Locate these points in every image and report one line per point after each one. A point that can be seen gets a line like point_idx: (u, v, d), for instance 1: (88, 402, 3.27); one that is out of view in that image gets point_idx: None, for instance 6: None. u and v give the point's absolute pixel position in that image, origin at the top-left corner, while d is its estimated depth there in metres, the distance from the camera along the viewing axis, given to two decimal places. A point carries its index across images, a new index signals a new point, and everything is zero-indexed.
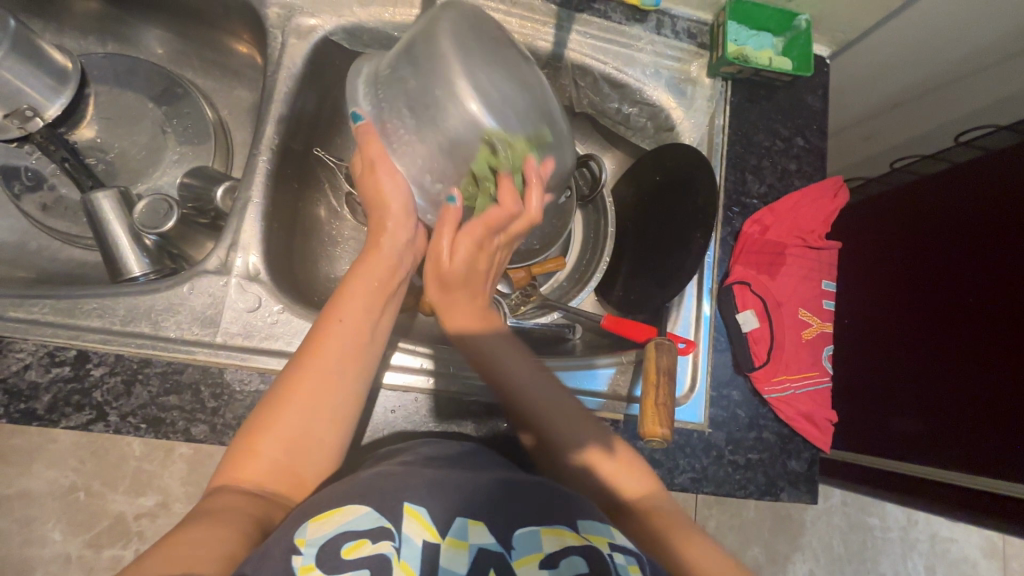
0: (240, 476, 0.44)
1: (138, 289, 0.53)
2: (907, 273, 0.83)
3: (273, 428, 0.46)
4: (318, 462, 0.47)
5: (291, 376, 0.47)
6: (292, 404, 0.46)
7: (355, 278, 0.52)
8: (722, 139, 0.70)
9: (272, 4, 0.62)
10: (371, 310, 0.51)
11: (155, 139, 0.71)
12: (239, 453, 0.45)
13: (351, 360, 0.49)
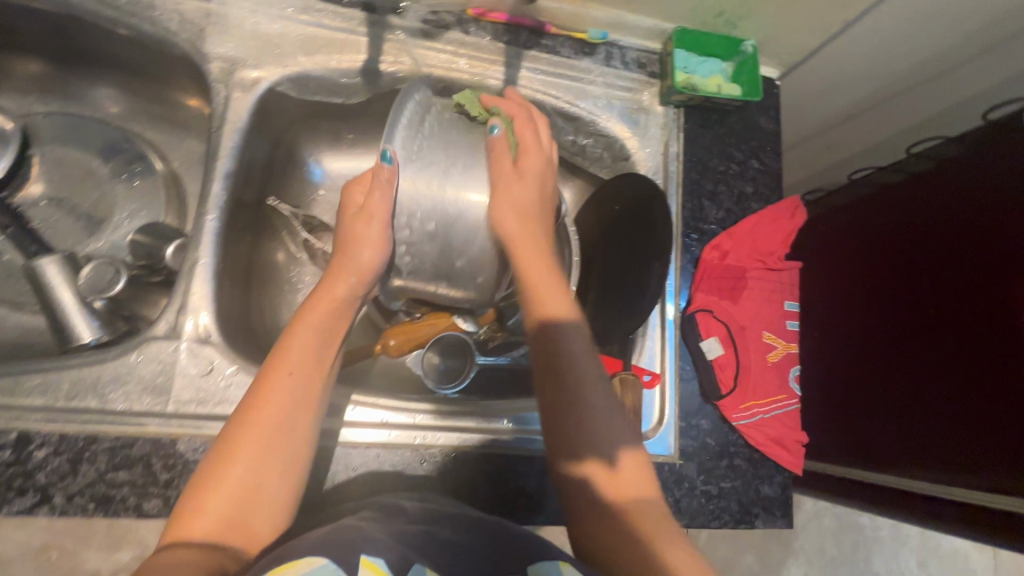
0: (185, 533, 0.42)
1: (84, 361, 0.52)
2: (877, 279, 0.83)
3: (224, 477, 0.44)
4: (269, 516, 0.45)
5: (242, 424, 0.46)
6: (241, 455, 0.45)
7: (303, 319, 0.52)
8: (677, 166, 0.70)
9: (213, 58, 0.61)
10: (323, 352, 0.51)
11: (104, 196, 0.71)
12: (187, 508, 0.43)
13: (301, 404, 0.48)
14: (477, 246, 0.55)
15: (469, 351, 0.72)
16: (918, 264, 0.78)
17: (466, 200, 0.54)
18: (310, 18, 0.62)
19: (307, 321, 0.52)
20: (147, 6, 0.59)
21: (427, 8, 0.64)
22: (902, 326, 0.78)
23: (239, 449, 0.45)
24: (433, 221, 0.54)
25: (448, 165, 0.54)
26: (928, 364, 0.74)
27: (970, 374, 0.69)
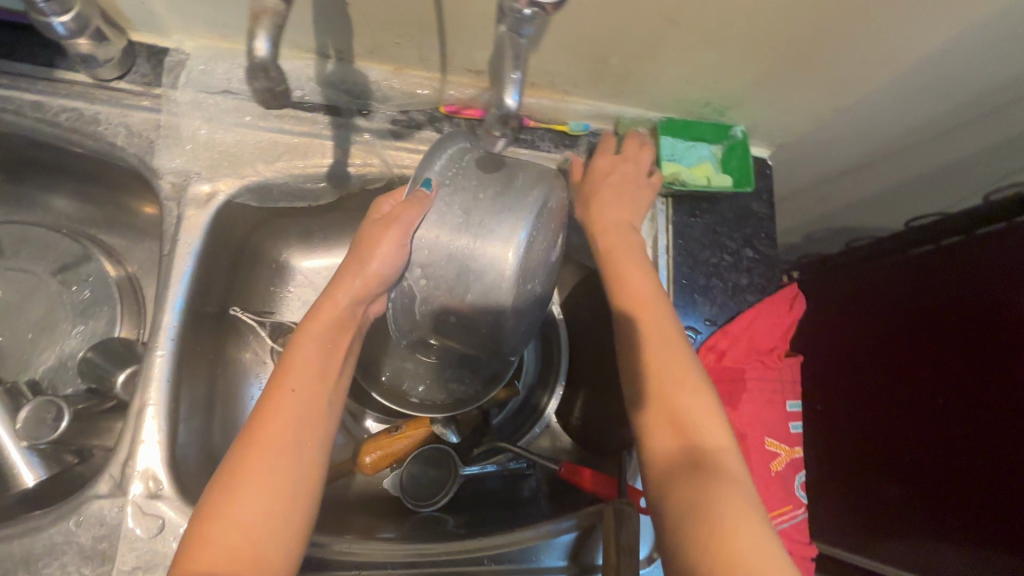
0: (187, 574, 0.36)
1: (15, 530, 0.47)
2: (898, 365, 0.76)
3: (229, 507, 0.39)
4: (281, 549, 0.39)
5: (246, 450, 0.41)
6: (248, 484, 0.39)
7: (304, 330, 0.46)
8: (667, 260, 0.67)
9: (164, 173, 0.56)
10: (327, 364, 0.46)
11: (52, 313, 0.65)
12: (191, 543, 0.38)
13: (308, 424, 0.43)
14: (496, 283, 0.46)
15: (451, 460, 0.67)
16: (899, 351, 0.76)
17: (492, 229, 0.46)
18: (270, 124, 0.58)
19: (309, 330, 0.45)
20: (91, 121, 0.55)
21: (395, 109, 0.61)
22: (955, 413, 0.67)
23: (243, 480, 0.39)
24: (460, 243, 0.46)
25: (478, 188, 0.48)
26: (925, 444, 0.71)
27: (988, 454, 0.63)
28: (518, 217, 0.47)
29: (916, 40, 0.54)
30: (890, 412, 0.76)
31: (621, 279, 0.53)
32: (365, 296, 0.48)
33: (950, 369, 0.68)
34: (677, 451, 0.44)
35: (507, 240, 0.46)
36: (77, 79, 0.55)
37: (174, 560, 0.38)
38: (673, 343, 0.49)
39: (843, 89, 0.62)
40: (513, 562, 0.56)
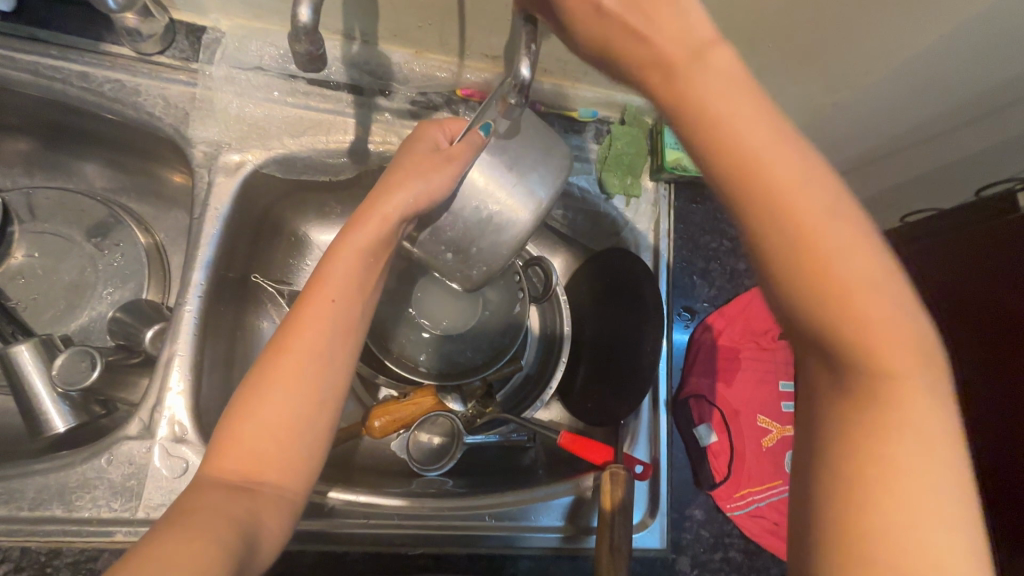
0: (219, 467, 0.40)
1: (50, 465, 0.50)
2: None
3: (257, 410, 0.41)
4: (305, 452, 0.42)
5: (277, 355, 0.43)
6: (277, 387, 0.42)
7: (345, 235, 0.47)
8: (668, 243, 0.70)
9: (198, 143, 0.60)
10: (363, 276, 0.47)
11: (85, 274, 0.69)
12: (222, 440, 0.41)
13: (341, 333, 0.45)
14: (503, 239, 0.47)
15: (456, 428, 0.68)
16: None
17: (522, 186, 0.47)
18: (298, 100, 0.62)
19: (352, 241, 0.46)
20: (132, 91, 0.59)
21: (415, 90, 0.64)
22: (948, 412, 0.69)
23: (272, 386, 0.42)
24: (485, 189, 0.47)
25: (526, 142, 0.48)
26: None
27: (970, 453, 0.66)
28: (545, 177, 0.48)
29: (909, 38, 0.57)
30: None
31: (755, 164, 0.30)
32: (409, 215, 0.46)
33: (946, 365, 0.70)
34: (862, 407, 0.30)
35: (530, 199, 0.47)
36: (120, 52, 0.59)
37: (207, 453, 0.42)
38: (855, 250, 0.29)
39: (842, 85, 0.66)
40: (516, 520, 0.60)
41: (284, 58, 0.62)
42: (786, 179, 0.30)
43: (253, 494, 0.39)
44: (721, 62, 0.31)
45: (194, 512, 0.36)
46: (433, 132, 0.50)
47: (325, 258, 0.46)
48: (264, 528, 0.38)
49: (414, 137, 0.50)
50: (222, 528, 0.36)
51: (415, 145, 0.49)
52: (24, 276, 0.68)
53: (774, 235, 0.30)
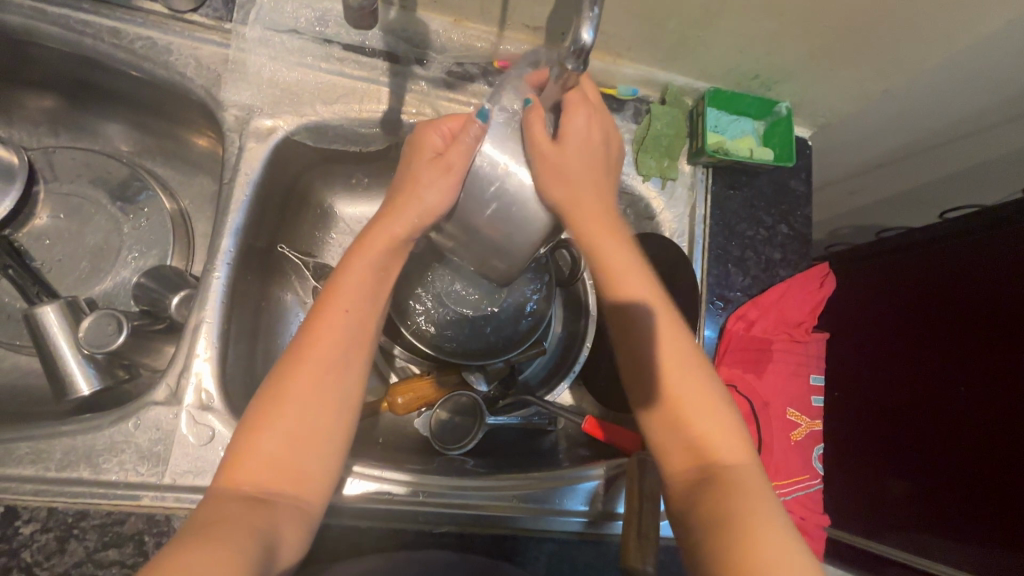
0: (235, 479, 0.41)
1: (78, 426, 0.49)
2: (919, 343, 0.71)
3: (274, 423, 0.42)
4: (321, 465, 0.44)
5: (292, 369, 0.44)
6: (293, 400, 0.43)
7: (357, 253, 0.49)
8: (703, 229, 0.69)
9: (228, 106, 0.58)
10: (374, 291, 0.48)
11: (110, 238, 0.68)
12: (238, 450, 0.42)
13: (355, 346, 0.46)
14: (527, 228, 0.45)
15: (478, 408, 0.68)
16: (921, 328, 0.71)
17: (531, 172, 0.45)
18: (332, 66, 0.61)
19: (364, 257, 0.48)
20: (163, 50, 0.57)
21: (451, 60, 0.62)
22: (963, 402, 0.65)
23: (289, 399, 0.43)
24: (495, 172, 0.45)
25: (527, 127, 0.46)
26: (922, 425, 0.69)
27: (982, 446, 0.62)
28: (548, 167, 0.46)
29: (975, 23, 0.54)
30: (894, 390, 0.73)
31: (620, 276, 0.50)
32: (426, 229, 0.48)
33: (972, 353, 0.65)
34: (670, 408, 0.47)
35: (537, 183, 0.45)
36: (153, 8, 0.57)
37: (221, 465, 0.42)
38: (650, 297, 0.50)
39: (895, 71, 0.63)
40: (540, 502, 0.60)
41: (319, 21, 0.60)
42: (620, 270, 0.50)
43: (270, 506, 0.40)
44: (583, 121, 0.49)
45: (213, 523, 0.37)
46: (432, 136, 0.49)
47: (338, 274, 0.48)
48: (285, 539, 0.39)
49: (414, 145, 0.49)
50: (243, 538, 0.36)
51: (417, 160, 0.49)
52: (49, 237, 0.67)
53: (606, 267, 0.51)
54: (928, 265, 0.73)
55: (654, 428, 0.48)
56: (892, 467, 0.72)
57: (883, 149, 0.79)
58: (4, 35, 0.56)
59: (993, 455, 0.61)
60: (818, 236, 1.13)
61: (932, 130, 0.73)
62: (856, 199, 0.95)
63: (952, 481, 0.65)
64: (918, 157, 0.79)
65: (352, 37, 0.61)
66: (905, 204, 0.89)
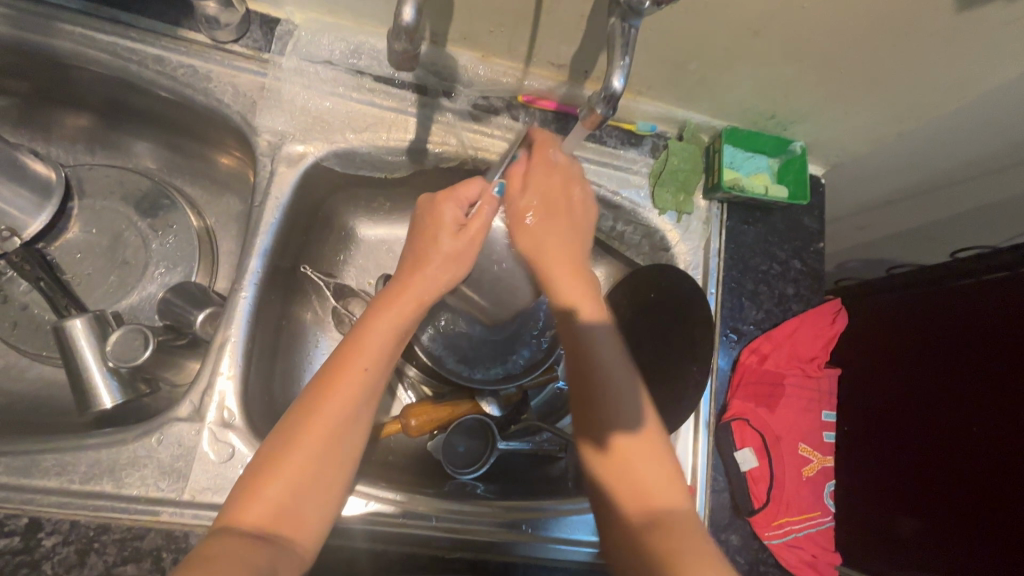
0: (242, 518, 0.41)
1: (103, 439, 0.50)
2: (936, 380, 0.71)
3: (282, 467, 0.43)
4: (321, 508, 0.45)
5: (308, 416, 0.45)
6: (305, 445, 0.44)
7: (378, 306, 0.51)
8: (718, 262, 0.70)
9: (263, 132, 0.61)
10: (393, 344, 0.50)
11: (138, 253, 0.70)
12: (247, 487, 0.43)
13: (367, 402, 0.48)
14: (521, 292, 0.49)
15: (490, 434, 0.68)
16: (939, 364, 0.71)
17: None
18: (362, 96, 0.63)
19: (383, 317, 0.50)
20: (204, 78, 0.60)
21: (477, 94, 0.65)
22: (976, 444, 0.65)
23: (301, 445, 0.44)
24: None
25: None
26: (937, 462, 0.68)
27: (996, 489, 0.62)
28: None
29: (990, 73, 0.56)
30: (910, 425, 0.72)
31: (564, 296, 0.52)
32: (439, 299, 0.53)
33: (988, 396, 0.65)
34: (617, 471, 0.48)
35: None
36: (196, 38, 0.60)
37: (230, 497, 0.43)
38: (573, 268, 0.53)
39: (909, 115, 0.65)
40: (549, 531, 0.60)
41: (353, 53, 0.62)
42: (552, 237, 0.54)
43: (273, 547, 0.41)
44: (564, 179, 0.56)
45: (221, 555, 0.38)
46: (445, 206, 0.53)
47: (362, 328, 0.49)
48: None
49: (431, 217, 0.54)
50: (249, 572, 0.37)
51: (433, 232, 0.53)
52: (80, 251, 0.68)
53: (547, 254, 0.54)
54: (948, 301, 0.72)
55: (610, 484, 0.48)
56: (903, 503, 0.71)
57: (894, 190, 0.81)
58: (53, 59, 0.59)
59: (1004, 499, 0.61)
60: (827, 268, 1.14)
61: (943, 172, 0.74)
62: (866, 235, 0.96)
63: (965, 520, 0.65)
64: (928, 197, 0.81)
65: (384, 69, 0.63)
66: (915, 242, 0.90)
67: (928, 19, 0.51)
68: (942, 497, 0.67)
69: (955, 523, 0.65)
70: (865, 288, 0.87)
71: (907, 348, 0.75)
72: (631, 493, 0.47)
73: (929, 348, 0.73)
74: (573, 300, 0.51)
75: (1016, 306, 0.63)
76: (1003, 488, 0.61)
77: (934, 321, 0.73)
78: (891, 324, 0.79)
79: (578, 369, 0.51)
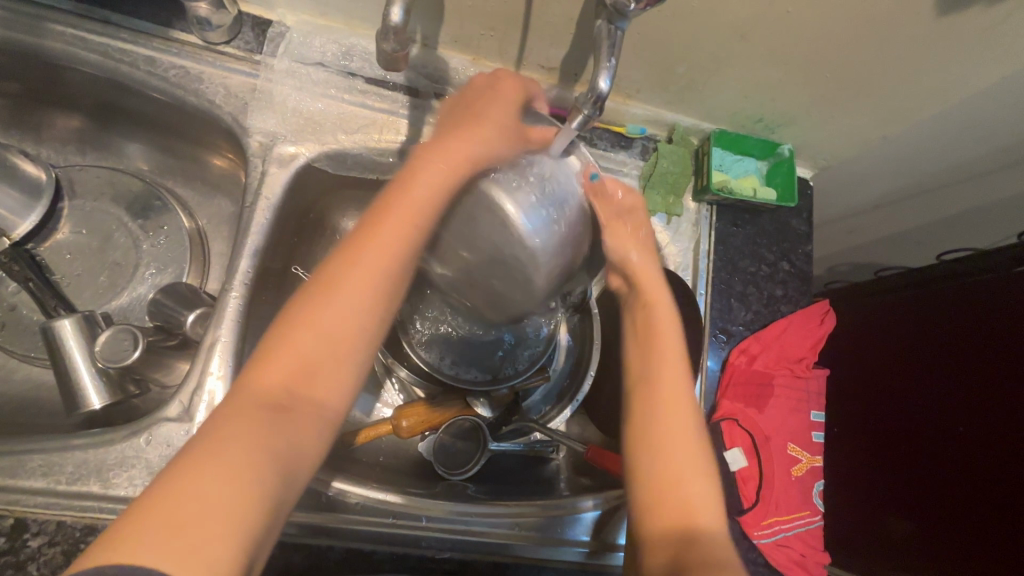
0: (263, 381, 0.40)
1: (92, 440, 0.50)
2: (929, 381, 0.71)
3: (311, 327, 0.42)
4: (350, 375, 0.43)
5: (342, 273, 0.44)
6: (335, 303, 0.43)
7: (429, 161, 0.47)
8: (707, 263, 0.70)
9: (254, 133, 0.61)
10: (438, 183, 0.46)
11: (129, 253, 0.70)
12: (270, 348, 0.42)
13: (404, 256, 0.45)
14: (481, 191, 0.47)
15: (482, 435, 0.68)
16: (933, 364, 0.71)
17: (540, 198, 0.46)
18: (354, 98, 0.63)
19: (428, 165, 0.47)
20: (196, 79, 0.60)
21: None
22: (965, 446, 0.65)
23: (330, 303, 0.43)
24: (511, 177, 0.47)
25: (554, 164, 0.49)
26: (933, 466, 0.68)
27: (991, 490, 0.62)
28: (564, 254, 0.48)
29: (971, 77, 0.57)
30: (907, 427, 0.72)
31: (652, 329, 0.58)
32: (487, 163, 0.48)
33: (982, 396, 0.64)
34: (665, 489, 0.49)
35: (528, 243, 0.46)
36: (188, 39, 0.60)
37: (252, 359, 0.42)
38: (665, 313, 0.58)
39: (893, 119, 0.66)
40: (540, 531, 0.60)
41: (345, 56, 0.63)
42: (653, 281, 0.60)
43: (292, 417, 0.40)
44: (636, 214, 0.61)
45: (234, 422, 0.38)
46: (508, 85, 0.53)
47: (409, 176, 0.47)
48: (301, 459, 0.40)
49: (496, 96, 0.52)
50: (261, 446, 0.37)
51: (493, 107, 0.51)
52: (69, 252, 0.68)
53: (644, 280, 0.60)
54: (938, 302, 0.72)
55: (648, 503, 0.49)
56: (902, 505, 0.71)
57: (881, 193, 0.82)
58: (44, 60, 0.59)
59: (995, 501, 0.61)
60: (817, 272, 1.15)
61: (928, 175, 0.76)
62: (854, 239, 0.97)
63: (954, 521, 0.65)
64: (913, 200, 0.82)
65: (376, 72, 0.64)
66: (902, 246, 0.91)
67: (909, 24, 0.52)
68: (932, 498, 0.68)
69: (944, 522, 0.66)
70: (857, 290, 0.88)
71: (894, 350, 0.76)
72: (662, 472, 0.50)
73: (915, 350, 0.74)
74: (654, 354, 0.56)
75: (1002, 308, 0.64)
76: (993, 489, 0.61)
77: (920, 323, 0.74)
78: (879, 327, 0.80)
79: (633, 394, 0.55)
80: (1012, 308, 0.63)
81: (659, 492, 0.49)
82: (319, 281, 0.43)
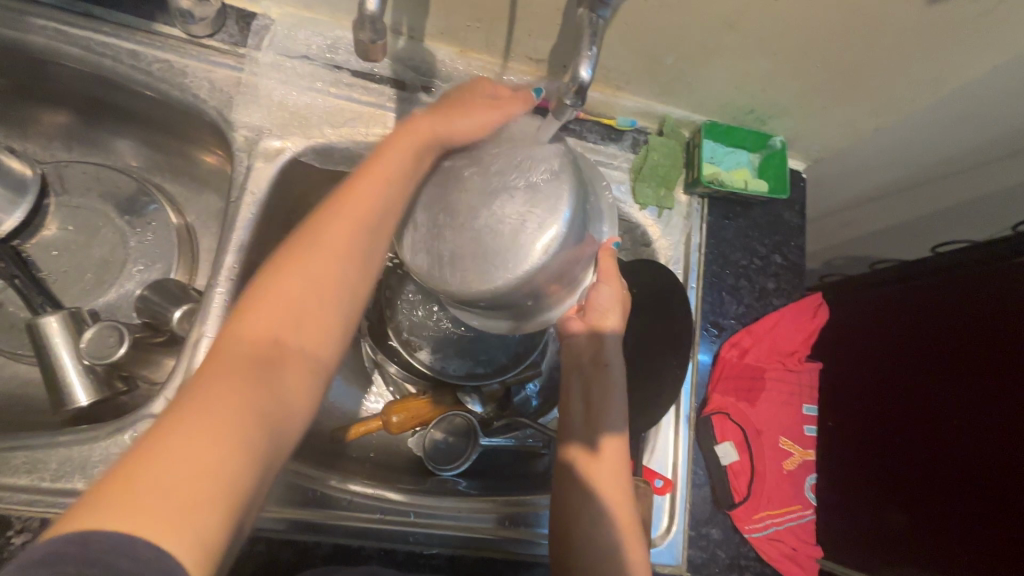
0: (245, 337, 0.39)
1: (76, 437, 0.50)
2: (924, 373, 0.71)
3: (290, 281, 0.41)
4: (330, 323, 0.42)
5: (316, 236, 0.44)
6: (309, 257, 0.43)
7: (393, 140, 0.49)
8: (699, 257, 0.70)
9: (239, 127, 0.60)
10: (406, 150, 0.48)
11: (116, 250, 0.69)
12: (248, 306, 0.41)
13: (383, 217, 0.47)
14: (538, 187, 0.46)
15: (472, 431, 0.68)
16: (933, 358, 0.70)
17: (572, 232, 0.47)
18: (340, 91, 0.63)
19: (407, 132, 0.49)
20: (179, 73, 0.59)
21: (456, 89, 0.65)
22: (961, 437, 0.64)
23: (304, 260, 0.43)
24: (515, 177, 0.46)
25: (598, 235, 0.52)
26: (934, 461, 0.67)
27: (987, 481, 0.61)
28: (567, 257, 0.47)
29: (963, 66, 0.56)
30: (907, 422, 0.71)
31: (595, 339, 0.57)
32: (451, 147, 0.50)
33: (978, 387, 0.64)
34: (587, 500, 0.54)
35: (558, 240, 0.46)
36: (171, 33, 0.59)
37: (230, 318, 0.41)
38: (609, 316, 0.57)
39: (885, 110, 0.65)
40: (529, 525, 0.60)
41: (330, 49, 0.62)
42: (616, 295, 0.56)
43: (272, 370, 0.38)
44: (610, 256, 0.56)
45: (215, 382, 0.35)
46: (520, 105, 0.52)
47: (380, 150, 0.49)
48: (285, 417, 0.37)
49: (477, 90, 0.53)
50: (248, 408, 0.35)
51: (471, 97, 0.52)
52: (56, 248, 0.68)
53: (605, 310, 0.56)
54: (937, 295, 0.71)
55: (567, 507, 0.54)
56: (895, 498, 0.70)
57: (874, 185, 0.81)
58: (27, 55, 0.58)
59: (999, 497, 0.60)
60: (813, 265, 1.14)
61: (921, 167, 0.75)
62: (848, 232, 0.97)
63: (950, 513, 0.64)
64: (907, 192, 0.81)
65: (362, 64, 0.63)
66: (896, 239, 0.91)
67: (900, 13, 0.52)
68: (927, 490, 0.67)
69: (939, 514, 0.65)
70: (850, 283, 0.87)
71: (889, 343, 0.76)
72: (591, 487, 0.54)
73: (909, 343, 0.73)
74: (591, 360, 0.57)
75: (996, 298, 0.64)
76: (988, 480, 0.61)
77: (914, 315, 0.74)
78: (873, 320, 0.79)
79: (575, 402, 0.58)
80: (1006, 299, 0.62)
81: (583, 503, 0.54)
82: (289, 247, 0.43)
